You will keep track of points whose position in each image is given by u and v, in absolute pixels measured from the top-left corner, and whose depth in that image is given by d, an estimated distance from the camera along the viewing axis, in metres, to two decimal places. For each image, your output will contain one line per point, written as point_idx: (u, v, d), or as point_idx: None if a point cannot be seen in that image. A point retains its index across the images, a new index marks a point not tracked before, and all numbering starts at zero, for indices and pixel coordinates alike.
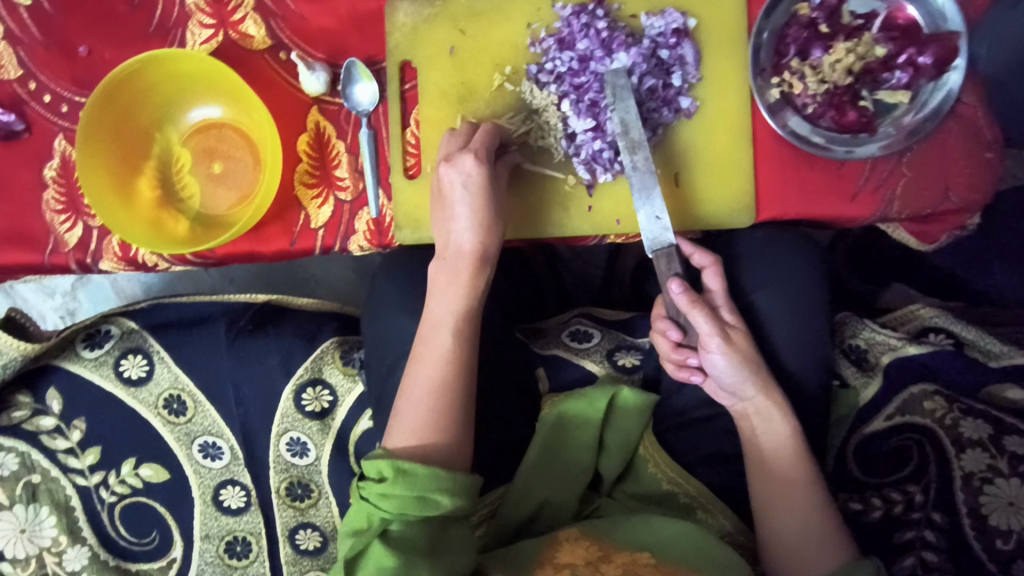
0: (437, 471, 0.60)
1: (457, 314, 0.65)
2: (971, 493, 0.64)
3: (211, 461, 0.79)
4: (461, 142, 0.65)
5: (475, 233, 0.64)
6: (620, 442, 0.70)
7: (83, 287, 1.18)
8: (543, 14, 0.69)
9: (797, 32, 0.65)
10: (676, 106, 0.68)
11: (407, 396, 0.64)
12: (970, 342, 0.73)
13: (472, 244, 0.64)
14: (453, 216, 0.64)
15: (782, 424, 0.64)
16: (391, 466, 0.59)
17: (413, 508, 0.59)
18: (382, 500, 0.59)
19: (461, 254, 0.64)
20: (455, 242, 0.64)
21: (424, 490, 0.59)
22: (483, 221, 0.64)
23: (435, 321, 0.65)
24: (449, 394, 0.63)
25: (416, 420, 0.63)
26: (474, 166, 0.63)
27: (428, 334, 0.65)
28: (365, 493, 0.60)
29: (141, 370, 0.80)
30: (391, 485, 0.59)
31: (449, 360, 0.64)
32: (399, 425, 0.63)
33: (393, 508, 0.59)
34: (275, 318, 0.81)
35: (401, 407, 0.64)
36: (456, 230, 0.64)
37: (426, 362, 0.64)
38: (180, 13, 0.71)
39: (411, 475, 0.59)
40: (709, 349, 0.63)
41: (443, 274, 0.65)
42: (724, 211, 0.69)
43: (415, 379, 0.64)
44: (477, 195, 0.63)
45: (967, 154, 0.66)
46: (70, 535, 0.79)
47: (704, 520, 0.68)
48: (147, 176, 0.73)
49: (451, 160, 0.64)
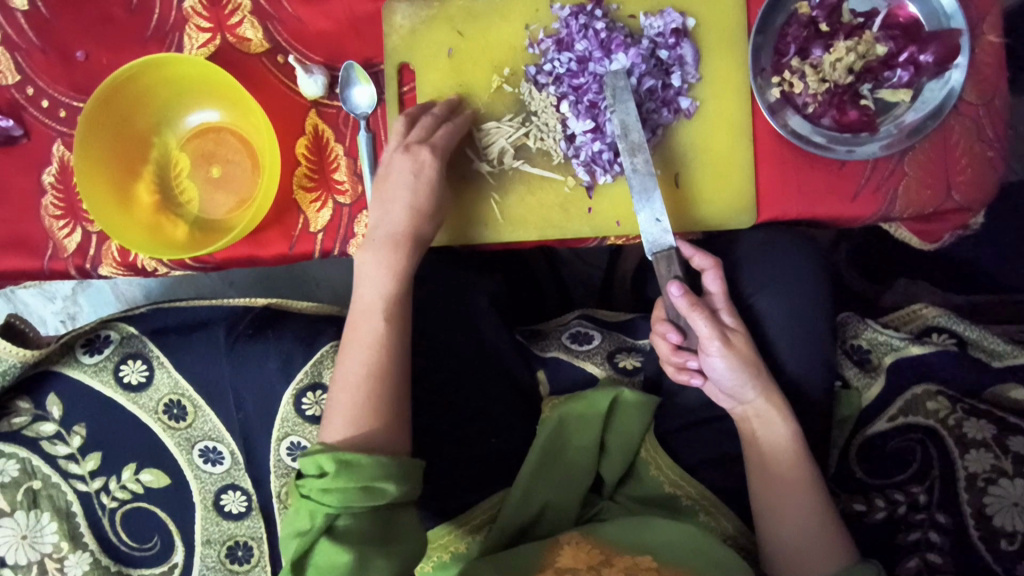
0: (382, 458, 0.59)
1: (386, 297, 0.65)
2: (975, 493, 0.64)
3: (211, 466, 0.79)
4: (421, 132, 0.66)
5: (408, 218, 0.65)
6: (620, 445, 0.70)
7: (84, 291, 1.18)
8: (541, 15, 0.69)
9: (796, 31, 0.65)
10: (676, 106, 0.68)
11: (342, 385, 0.63)
12: (974, 341, 0.72)
13: (405, 227, 0.64)
14: (392, 198, 0.65)
15: (782, 428, 0.64)
16: (332, 459, 0.58)
17: (359, 499, 0.58)
18: (325, 495, 0.58)
19: (393, 236, 0.64)
20: (390, 225, 0.65)
21: (370, 479, 0.58)
22: (420, 209, 0.65)
23: (366, 305, 0.65)
24: (382, 378, 0.63)
25: (351, 407, 0.62)
26: (430, 159, 0.64)
27: (367, 318, 0.65)
28: (307, 490, 0.58)
29: (140, 375, 0.80)
30: (334, 479, 0.58)
31: (378, 344, 0.64)
32: (334, 416, 0.62)
33: (338, 501, 0.57)
34: (274, 322, 0.80)
35: (335, 397, 0.63)
36: (392, 213, 0.65)
37: (357, 349, 0.64)
38: (177, 17, 0.71)
39: (356, 465, 0.58)
40: (708, 353, 0.63)
41: (372, 256, 0.65)
42: (724, 212, 0.68)
43: (347, 366, 0.64)
44: (423, 187, 0.64)
45: (968, 151, 0.65)
46: (71, 542, 0.79)
47: (706, 523, 0.67)
48: (145, 181, 0.73)
49: (408, 149, 0.64)
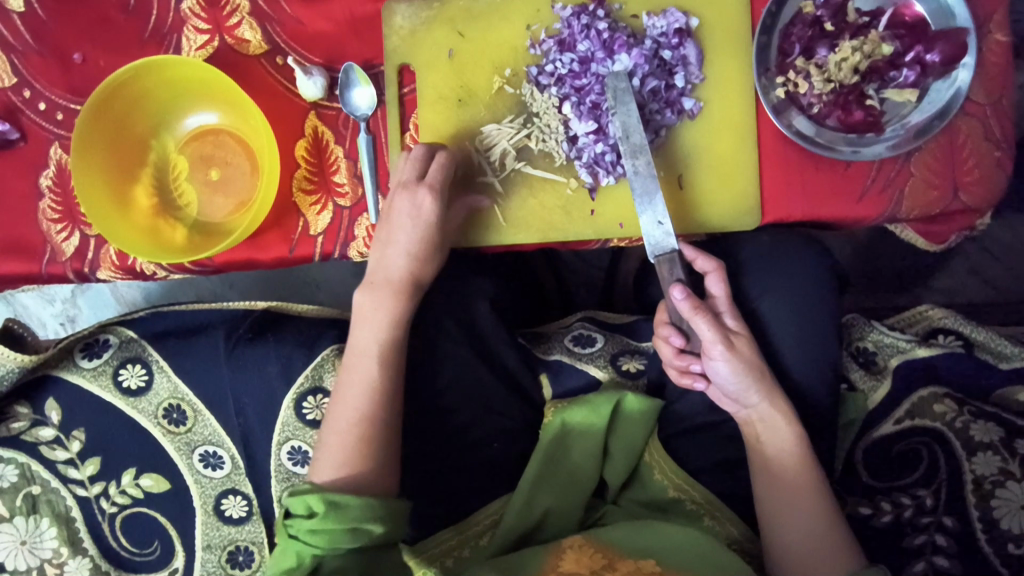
0: (368, 500, 0.60)
1: (382, 341, 0.66)
2: (982, 496, 0.63)
3: (211, 471, 0.78)
4: (417, 170, 0.66)
5: (407, 263, 0.66)
6: (623, 449, 0.70)
7: (83, 293, 1.17)
8: (543, 15, 0.68)
9: (801, 31, 0.64)
10: (679, 107, 0.67)
11: (333, 428, 0.64)
12: (981, 343, 0.71)
13: (404, 271, 0.66)
14: (391, 242, 0.66)
15: (787, 431, 0.63)
16: (321, 500, 0.59)
17: (346, 540, 0.59)
18: (313, 536, 0.58)
19: (392, 280, 0.66)
20: (390, 270, 0.66)
21: (357, 520, 0.59)
22: (419, 253, 0.66)
23: (362, 349, 0.66)
24: (373, 424, 0.64)
25: (341, 452, 0.63)
26: (428, 201, 0.65)
27: (361, 360, 0.65)
28: (295, 531, 0.59)
29: (140, 380, 0.79)
30: (323, 520, 0.58)
31: (374, 388, 0.65)
32: (326, 456, 0.63)
33: (325, 543, 0.58)
34: (273, 327, 0.79)
35: (326, 439, 0.64)
36: (391, 257, 0.66)
37: (351, 391, 0.65)
38: (175, 19, 0.70)
39: (345, 506, 0.59)
40: (711, 357, 0.62)
41: (372, 299, 0.67)
42: (728, 214, 0.67)
43: (342, 407, 0.65)
44: (422, 231, 0.65)
45: (976, 151, 0.64)
46: (71, 547, 0.78)
47: (711, 527, 0.67)
48: (143, 184, 0.72)
49: (407, 188, 0.65)
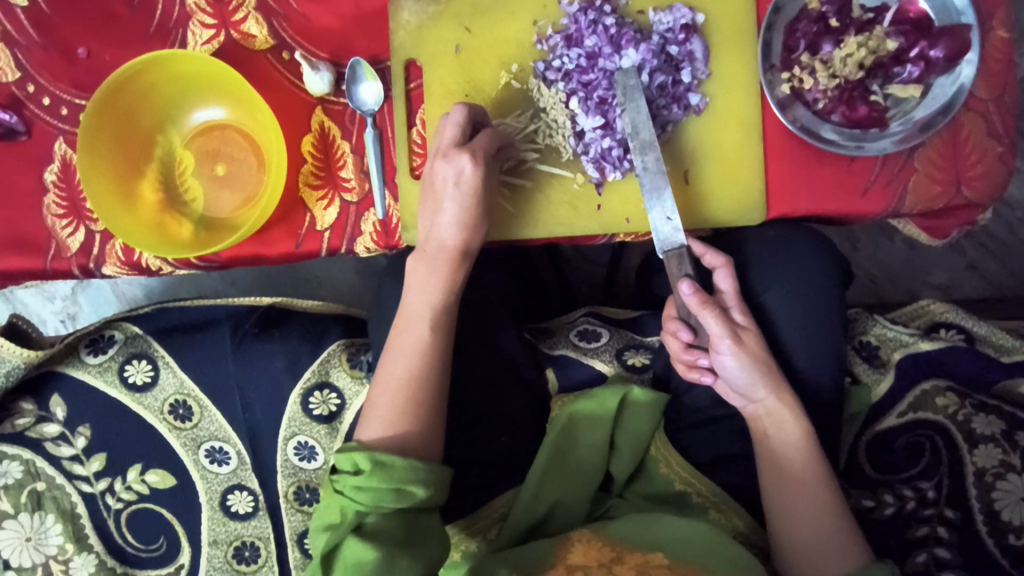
0: (414, 463, 0.60)
1: (433, 307, 0.65)
2: (983, 488, 0.64)
3: (217, 466, 0.78)
4: (460, 134, 0.63)
5: (458, 231, 0.64)
6: (631, 442, 0.70)
7: (83, 291, 1.17)
8: (550, 11, 0.68)
9: (806, 27, 0.65)
10: (685, 103, 0.67)
11: (383, 389, 0.64)
12: (982, 337, 0.73)
13: (455, 240, 0.64)
14: (440, 209, 0.64)
15: (793, 425, 0.63)
16: (368, 458, 0.59)
17: (389, 500, 0.59)
18: (357, 493, 0.59)
19: (443, 248, 0.64)
20: (439, 237, 0.64)
21: (401, 481, 0.60)
22: (468, 220, 0.64)
23: (413, 312, 0.66)
24: (420, 387, 0.64)
25: (388, 411, 0.63)
26: (469, 167, 0.62)
27: (413, 324, 0.65)
28: (341, 486, 0.60)
29: (145, 376, 0.79)
30: (368, 477, 0.59)
31: (424, 351, 0.65)
32: (372, 414, 0.64)
33: (369, 500, 0.59)
34: (280, 322, 0.80)
35: (375, 396, 0.64)
36: (440, 224, 0.64)
37: (401, 351, 0.65)
38: (180, 13, 0.70)
39: (390, 467, 0.60)
40: (719, 351, 0.63)
41: (424, 266, 0.65)
42: (733, 209, 0.68)
43: (388, 368, 0.65)
44: (468, 196, 0.63)
45: (979, 147, 0.65)
46: (76, 543, 0.78)
47: (717, 520, 0.67)
48: (149, 179, 0.72)
49: (448, 156, 0.62)
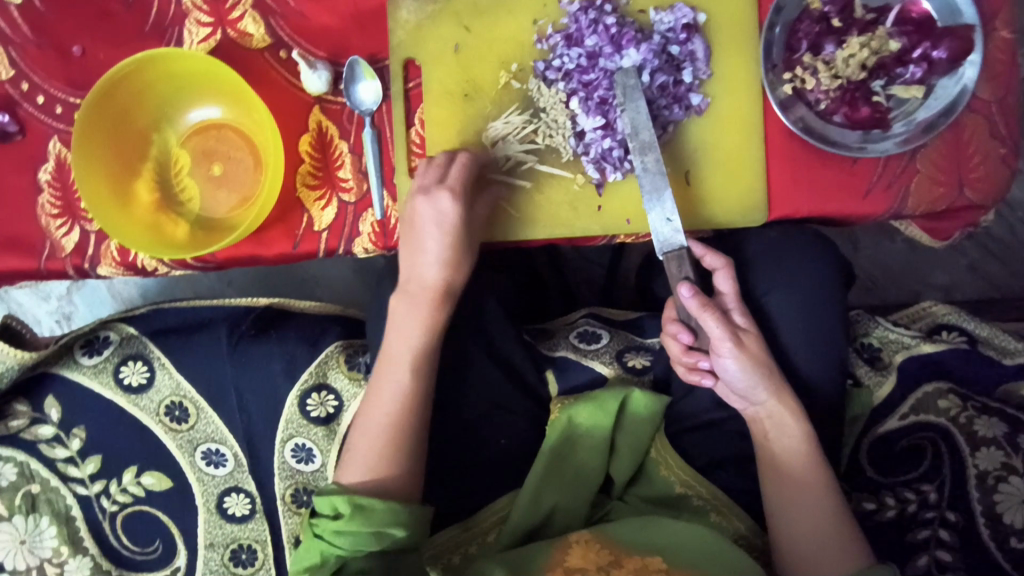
0: (394, 505, 0.61)
1: (415, 348, 0.66)
2: (985, 492, 0.64)
3: (214, 468, 0.78)
4: (439, 174, 0.64)
5: (440, 270, 0.65)
6: (631, 445, 0.69)
7: (78, 291, 1.16)
8: (549, 10, 0.67)
9: (809, 27, 0.64)
10: (687, 103, 0.67)
11: (363, 433, 0.64)
12: (984, 339, 0.73)
13: (437, 278, 0.65)
14: (421, 249, 0.65)
15: (795, 428, 0.63)
16: (347, 502, 0.60)
17: (369, 543, 0.60)
18: (337, 537, 0.60)
19: (424, 287, 0.65)
20: (422, 276, 0.65)
21: (382, 524, 0.60)
22: (450, 258, 0.65)
23: (394, 355, 0.66)
24: (401, 430, 0.64)
25: (369, 453, 0.63)
26: (450, 206, 0.63)
27: (395, 366, 0.65)
28: (320, 531, 0.61)
29: (141, 377, 0.79)
30: (347, 521, 0.60)
31: (405, 396, 0.65)
32: (353, 457, 0.64)
33: (348, 544, 0.60)
34: (277, 323, 0.80)
35: (356, 440, 0.64)
36: (422, 263, 0.65)
37: (384, 396, 0.65)
38: (177, 11, 0.69)
39: (369, 510, 0.60)
40: (720, 354, 0.62)
41: (405, 305, 0.66)
42: (735, 209, 0.67)
43: (370, 413, 0.65)
44: (449, 235, 0.64)
45: (981, 149, 0.65)
46: (71, 546, 0.77)
47: (718, 523, 0.67)
48: (145, 179, 0.71)
49: (428, 194, 0.63)
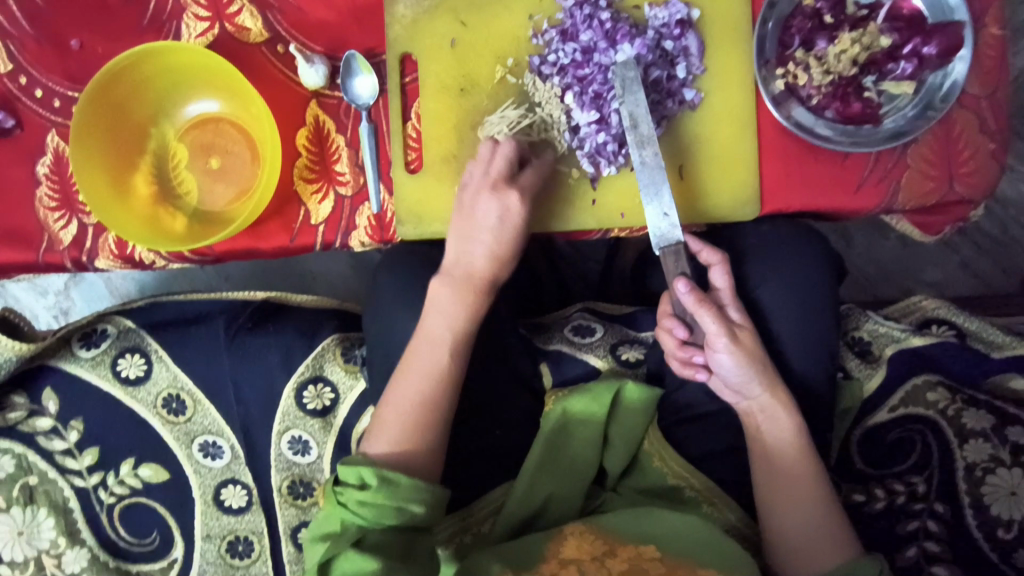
0: (418, 482, 0.61)
1: (455, 332, 0.66)
2: (973, 483, 0.65)
3: (211, 460, 0.78)
4: (508, 168, 0.66)
5: (489, 263, 0.67)
6: (624, 436, 0.70)
7: (77, 286, 1.16)
8: (545, 5, 0.68)
9: (801, 23, 0.65)
10: (680, 98, 0.67)
11: (392, 406, 0.64)
12: (973, 333, 0.74)
13: (484, 271, 0.66)
14: (474, 240, 0.66)
15: (786, 421, 0.64)
16: (375, 474, 0.60)
17: (390, 517, 0.59)
18: (361, 508, 0.59)
19: (470, 276, 0.66)
20: (469, 264, 0.66)
21: (404, 500, 0.60)
22: (499, 253, 0.67)
23: (434, 337, 0.66)
24: (432, 411, 0.64)
25: (397, 428, 0.63)
26: (517, 206, 0.65)
27: (416, 352, 0.66)
28: (344, 498, 0.60)
29: (139, 370, 0.79)
30: (374, 493, 0.59)
31: (439, 377, 0.65)
32: (382, 427, 0.64)
33: (371, 516, 0.59)
34: (275, 316, 0.80)
35: (384, 413, 0.64)
36: (472, 253, 0.66)
37: (411, 374, 0.65)
38: (174, 6, 0.70)
39: (395, 485, 0.60)
40: (715, 349, 0.63)
41: (448, 289, 0.66)
42: (726, 203, 0.68)
43: (399, 387, 0.65)
44: (509, 233, 0.66)
45: (971, 144, 0.66)
46: (68, 537, 0.78)
47: (710, 514, 0.68)
48: (142, 171, 0.72)
49: (498, 189, 0.65)
